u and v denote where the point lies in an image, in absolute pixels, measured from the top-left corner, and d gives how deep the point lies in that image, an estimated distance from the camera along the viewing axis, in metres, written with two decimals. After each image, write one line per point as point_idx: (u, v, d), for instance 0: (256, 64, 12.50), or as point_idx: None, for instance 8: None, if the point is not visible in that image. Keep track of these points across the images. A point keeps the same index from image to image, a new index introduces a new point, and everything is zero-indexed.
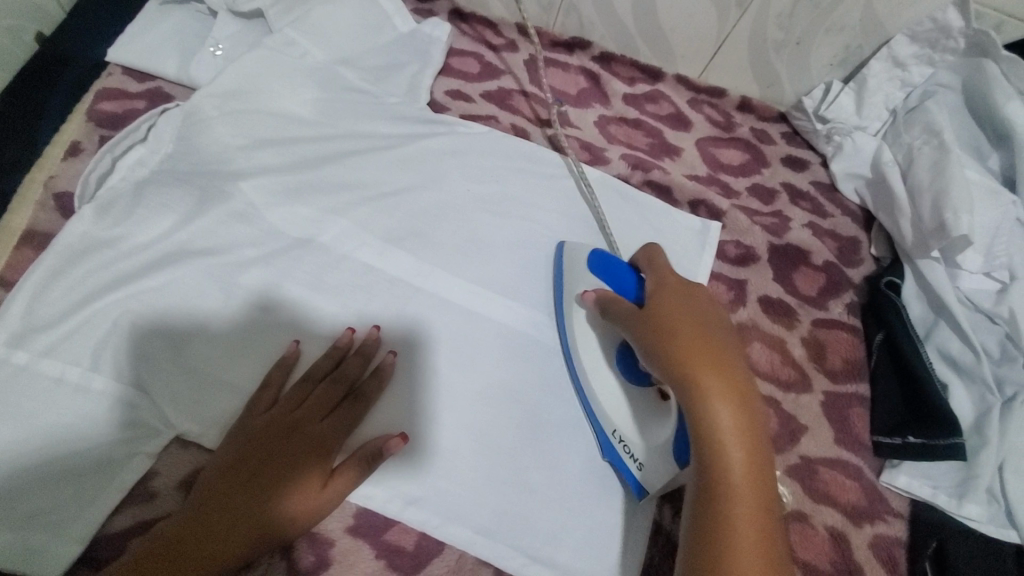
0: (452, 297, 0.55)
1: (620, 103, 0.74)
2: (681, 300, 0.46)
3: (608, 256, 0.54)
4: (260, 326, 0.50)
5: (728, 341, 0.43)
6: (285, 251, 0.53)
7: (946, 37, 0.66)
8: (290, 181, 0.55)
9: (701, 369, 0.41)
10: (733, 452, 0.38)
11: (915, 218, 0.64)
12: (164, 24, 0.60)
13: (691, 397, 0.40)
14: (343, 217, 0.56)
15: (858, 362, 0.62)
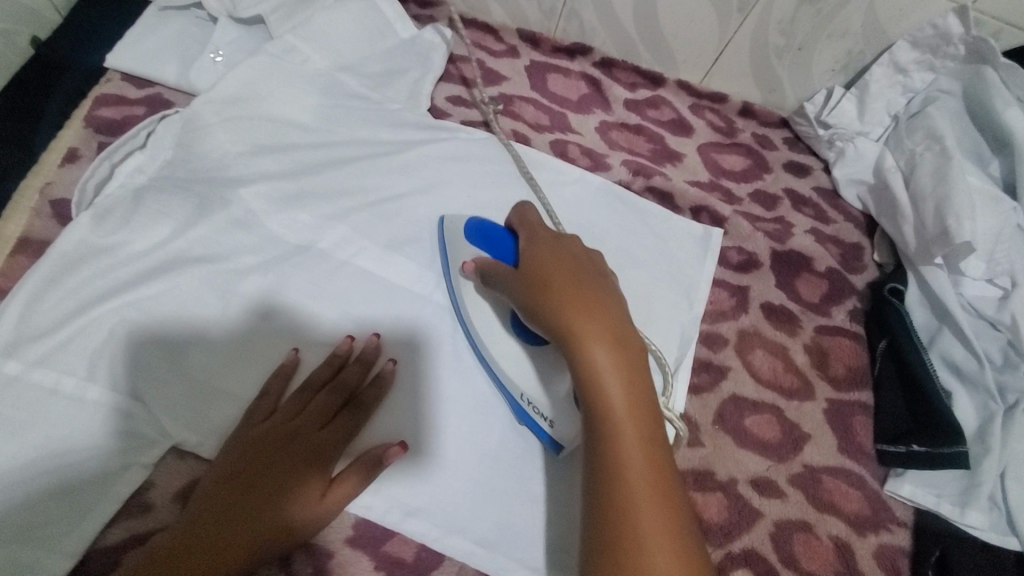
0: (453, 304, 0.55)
1: (622, 108, 0.74)
2: (558, 254, 0.48)
3: (484, 223, 0.55)
4: (259, 334, 0.50)
5: (600, 286, 0.46)
6: (283, 258, 0.52)
7: (946, 44, 0.66)
8: (289, 188, 0.55)
9: (574, 314, 0.43)
10: (611, 386, 0.40)
11: (917, 224, 0.64)
12: (164, 31, 0.60)
13: (568, 341, 0.42)
14: (342, 224, 0.55)
15: (861, 369, 0.62)
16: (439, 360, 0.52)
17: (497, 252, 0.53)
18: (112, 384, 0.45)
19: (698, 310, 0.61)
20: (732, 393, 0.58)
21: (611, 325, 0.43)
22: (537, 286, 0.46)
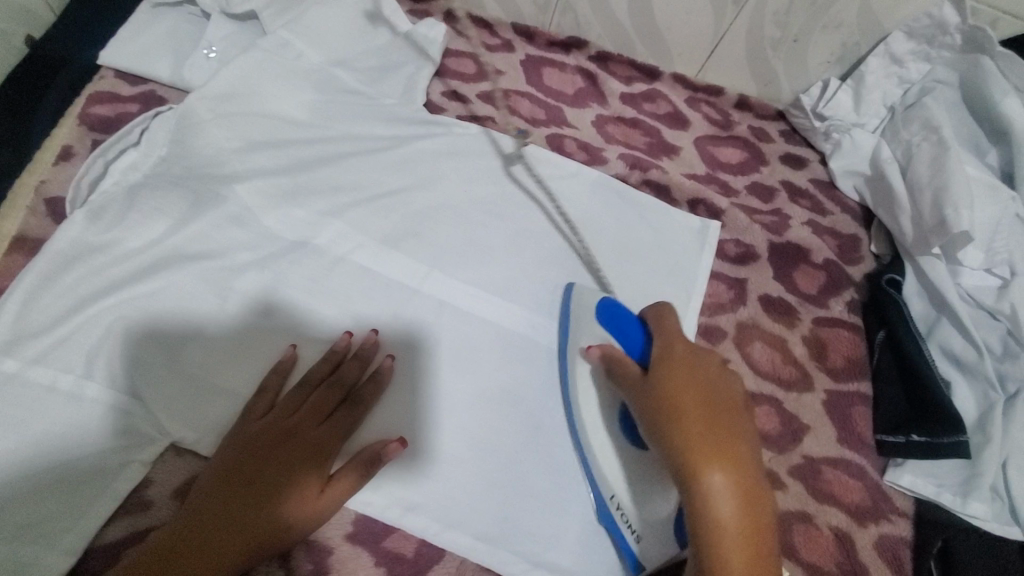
0: (451, 298, 0.55)
1: (617, 102, 0.73)
2: (686, 372, 0.44)
3: (615, 306, 0.52)
4: (256, 331, 0.49)
5: (731, 420, 0.41)
6: (280, 255, 0.52)
7: (942, 33, 0.66)
8: (285, 185, 0.55)
9: (707, 462, 0.39)
10: (732, 546, 0.37)
11: (915, 215, 0.63)
12: (157, 27, 0.59)
13: (687, 477, 0.39)
14: (340, 220, 0.55)
15: (859, 360, 0.62)
16: (439, 356, 0.52)
17: (621, 337, 0.50)
18: (109, 383, 0.45)
19: (696, 303, 0.61)
20: None
21: (738, 467, 0.39)
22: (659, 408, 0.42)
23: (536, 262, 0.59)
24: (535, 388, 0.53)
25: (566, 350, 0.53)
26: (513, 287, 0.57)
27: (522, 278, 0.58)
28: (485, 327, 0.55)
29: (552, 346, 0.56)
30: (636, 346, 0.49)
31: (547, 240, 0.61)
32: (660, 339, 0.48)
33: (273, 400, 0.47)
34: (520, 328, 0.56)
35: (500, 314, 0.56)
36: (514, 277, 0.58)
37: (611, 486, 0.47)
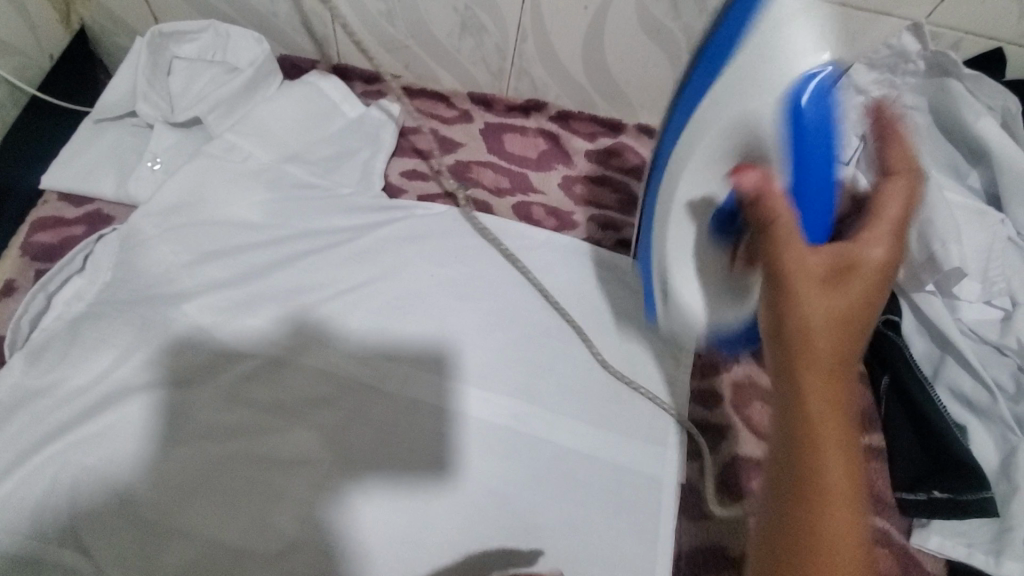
0: (426, 397, 0.52)
1: (583, 161, 0.71)
2: (833, 305, 0.44)
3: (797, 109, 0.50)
4: (211, 463, 0.46)
5: (847, 354, 0.43)
6: (250, 375, 0.49)
7: (904, 62, 0.64)
8: (243, 294, 0.52)
9: (808, 362, 0.42)
10: (834, 450, 0.39)
11: None
12: (99, 144, 0.58)
13: (800, 402, 0.41)
14: (303, 323, 0.52)
15: (866, 411, 0.58)
16: (421, 459, 0.49)
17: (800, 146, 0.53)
18: (70, 534, 0.42)
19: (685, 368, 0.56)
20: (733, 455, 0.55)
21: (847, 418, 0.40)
22: (782, 284, 0.44)
23: (515, 341, 0.56)
24: (520, 484, 0.50)
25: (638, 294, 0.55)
26: (490, 374, 0.54)
27: (499, 363, 0.54)
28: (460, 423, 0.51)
29: (539, 435, 0.52)
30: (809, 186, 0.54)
31: (522, 317, 0.57)
32: (868, 245, 0.48)
33: (242, 535, 0.45)
34: (500, 421, 0.52)
35: (477, 406, 0.52)
36: (491, 363, 0.54)
37: (640, 466, 0.52)
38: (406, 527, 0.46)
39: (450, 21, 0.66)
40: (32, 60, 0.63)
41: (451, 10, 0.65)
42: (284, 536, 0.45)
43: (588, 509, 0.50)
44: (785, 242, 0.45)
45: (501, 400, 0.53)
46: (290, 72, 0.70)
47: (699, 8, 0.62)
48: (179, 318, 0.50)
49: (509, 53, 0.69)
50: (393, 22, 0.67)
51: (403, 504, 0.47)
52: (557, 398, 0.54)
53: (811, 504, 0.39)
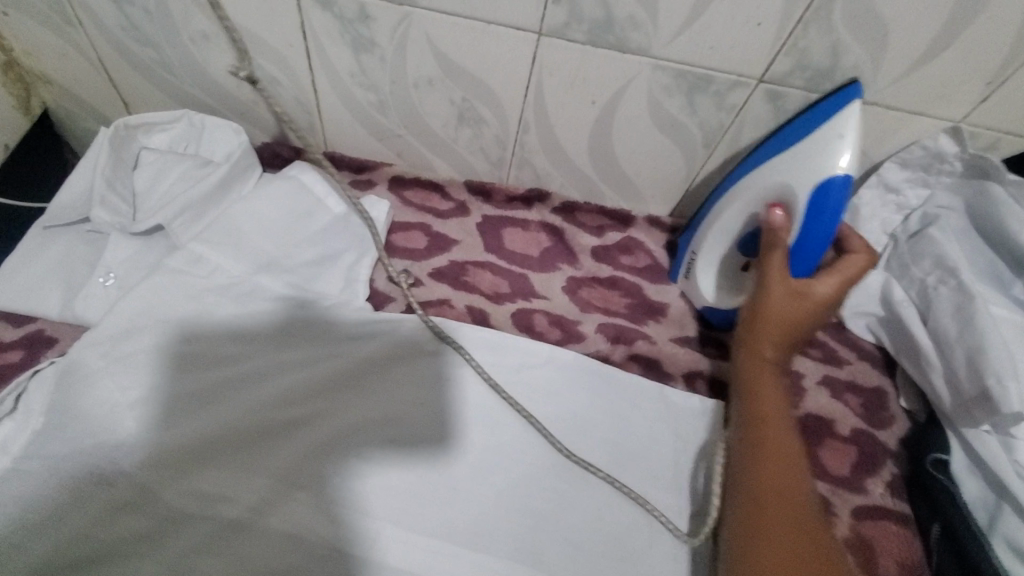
0: (412, 561, 0.45)
1: (590, 259, 0.66)
2: (786, 337, 0.51)
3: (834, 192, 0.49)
4: None
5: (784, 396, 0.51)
6: (209, 542, 0.43)
7: (939, 162, 0.59)
8: (199, 437, 0.45)
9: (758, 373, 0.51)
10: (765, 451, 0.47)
11: (948, 374, 0.54)
12: (47, 254, 0.51)
13: (758, 444, 0.48)
14: (268, 470, 0.46)
15: (915, 564, 0.51)
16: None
17: (808, 225, 0.51)
18: None
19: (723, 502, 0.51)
20: None
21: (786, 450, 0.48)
22: (759, 326, 0.52)
23: (515, 486, 0.49)
24: None
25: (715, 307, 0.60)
26: (485, 530, 0.47)
27: (499, 516, 0.48)
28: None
29: None
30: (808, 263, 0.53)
31: (523, 455, 0.51)
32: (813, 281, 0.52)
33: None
34: None
35: (469, 572, 0.45)
36: (490, 516, 0.47)
37: None
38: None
39: (446, 112, 0.61)
40: None
41: (447, 102, 0.60)
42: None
43: None
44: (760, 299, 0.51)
45: (497, 565, 0.46)
46: (273, 162, 0.65)
47: (717, 105, 0.57)
48: (126, 472, 0.43)
49: (510, 144, 0.64)
50: (385, 112, 0.62)
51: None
52: (562, 560, 0.46)
53: (760, 532, 0.44)
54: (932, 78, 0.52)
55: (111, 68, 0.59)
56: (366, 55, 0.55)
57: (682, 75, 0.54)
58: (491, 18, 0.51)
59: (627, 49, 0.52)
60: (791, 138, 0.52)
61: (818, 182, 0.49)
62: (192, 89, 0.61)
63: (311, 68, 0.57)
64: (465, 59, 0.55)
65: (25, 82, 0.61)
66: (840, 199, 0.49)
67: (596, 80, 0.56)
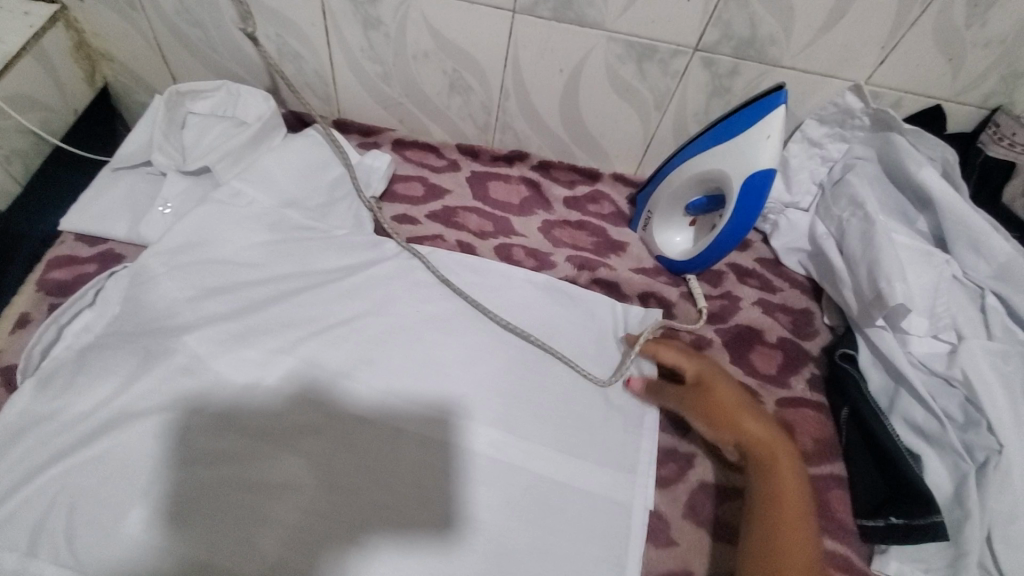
0: (405, 425, 0.54)
1: (562, 207, 0.77)
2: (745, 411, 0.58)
3: (758, 190, 0.59)
4: (204, 485, 0.48)
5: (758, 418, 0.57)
6: (244, 401, 0.53)
7: (850, 118, 0.71)
8: (264, 330, 0.57)
9: (734, 420, 0.57)
10: (786, 463, 0.54)
11: (856, 288, 0.65)
12: (115, 190, 0.64)
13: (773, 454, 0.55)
14: (325, 360, 0.56)
15: (828, 440, 0.61)
16: (426, 498, 0.51)
17: (739, 210, 0.61)
18: (61, 546, 0.45)
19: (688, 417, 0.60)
20: (699, 481, 0.58)
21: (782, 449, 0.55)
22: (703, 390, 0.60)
23: (495, 373, 0.58)
24: (501, 513, 0.51)
25: (667, 256, 0.72)
26: (494, 412, 0.56)
27: (484, 394, 0.56)
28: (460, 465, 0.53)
29: (514, 463, 0.54)
30: (733, 237, 0.64)
31: (526, 354, 0.61)
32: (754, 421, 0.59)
33: (237, 561, 0.46)
34: (484, 451, 0.54)
35: (483, 445, 0.54)
36: (476, 388, 0.56)
37: (601, 488, 0.55)
38: (408, 557, 0.48)
39: (440, 81, 0.73)
40: (58, 114, 0.69)
41: (441, 72, 0.72)
42: (265, 557, 0.47)
43: (558, 535, 0.52)
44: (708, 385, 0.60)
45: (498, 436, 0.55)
46: (293, 126, 0.77)
47: (662, 71, 0.69)
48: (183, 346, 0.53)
49: (494, 109, 0.76)
50: (389, 82, 0.74)
51: (408, 546, 0.48)
52: (542, 430, 0.56)
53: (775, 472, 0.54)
54: (835, 43, 0.64)
55: (164, 46, 0.72)
56: (374, 32, 0.68)
57: (632, 45, 0.66)
58: None
59: (585, 23, 0.64)
60: (722, 136, 0.61)
61: (747, 177, 0.59)
62: (230, 64, 0.73)
63: (329, 44, 0.69)
64: (453, 34, 0.67)
65: (92, 59, 0.73)
66: (766, 190, 0.59)
67: (562, 51, 0.68)
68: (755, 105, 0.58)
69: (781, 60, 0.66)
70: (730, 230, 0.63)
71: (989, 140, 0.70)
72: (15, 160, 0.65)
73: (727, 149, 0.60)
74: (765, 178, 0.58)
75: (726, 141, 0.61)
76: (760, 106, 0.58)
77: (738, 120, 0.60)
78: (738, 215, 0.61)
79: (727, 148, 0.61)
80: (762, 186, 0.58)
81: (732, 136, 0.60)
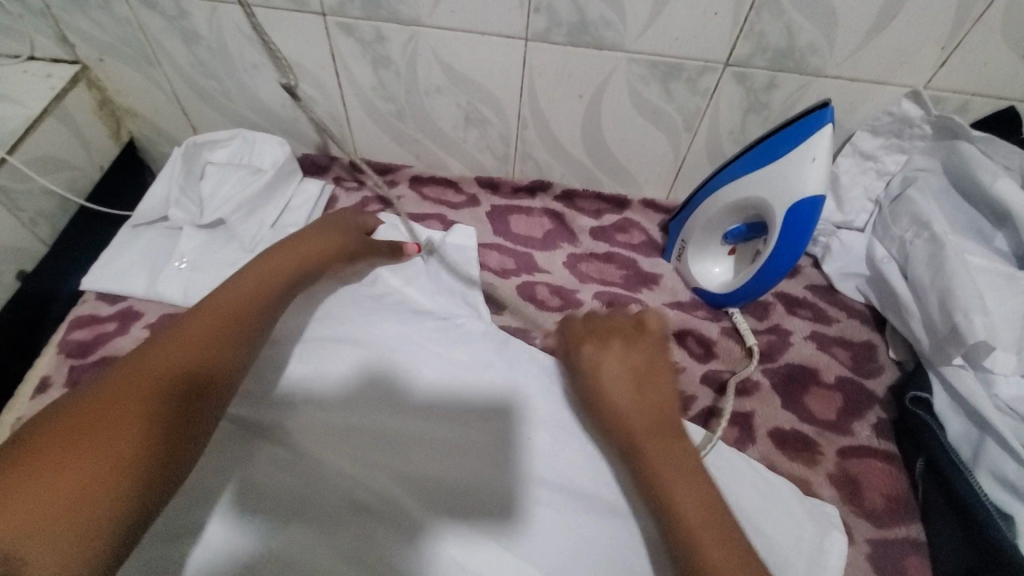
0: (440, 399, 0.53)
1: (588, 239, 0.73)
2: (681, 460, 0.46)
3: (804, 219, 0.52)
4: (241, 466, 0.46)
5: (681, 451, 0.47)
6: (267, 389, 0.51)
7: (908, 127, 0.63)
8: (270, 415, 0.49)
9: (650, 441, 0.47)
10: (677, 481, 0.44)
11: (926, 320, 0.58)
12: (136, 246, 0.65)
13: (643, 454, 0.47)
14: (332, 451, 0.48)
15: (901, 497, 0.54)
16: (485, 480, 0.48)
17: (784, 240, 0.55)
18: None
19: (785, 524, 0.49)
20: None
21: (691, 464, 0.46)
22: (641, 384, 0.51)
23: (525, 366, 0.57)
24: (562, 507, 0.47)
25: (706, 291, 0.66)
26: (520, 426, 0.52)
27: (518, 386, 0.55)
28: (490, 486, 0.48)
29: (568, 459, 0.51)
30: (777, 271, 0.57)
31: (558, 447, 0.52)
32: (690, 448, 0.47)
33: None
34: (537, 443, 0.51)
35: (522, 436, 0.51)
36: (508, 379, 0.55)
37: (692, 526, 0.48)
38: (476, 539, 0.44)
39: (454, 115, 0.71)
40: (83, 172, 0.71)
41: (455, 106, 0.69)
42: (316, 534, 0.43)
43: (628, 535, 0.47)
44: (603, 365, 0.52)
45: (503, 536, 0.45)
46: (311, 170, 0.76)
47: (690, 90, 0.63)
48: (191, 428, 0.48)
49: (513, 140, 0.73)
50: (404, 120, 0.72)
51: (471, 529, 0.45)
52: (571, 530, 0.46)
53: (666, 486, 0.44)
54: (887, 47, 0.57)
55: (183, 98, 0.72)
56: (384, 70, 0.66)
57: (655, 65, 0.61)
58: (483, 28, 0.60)
59: (603, 45, 0.60)
60: (763, 159, 0.55)
61: (792, 205, 0.53)
62: (247, 112, 0.73)
63: (340, 85, 0.68)
64: (465, 67, 0.64)
65: (116, 115, 0.75)
66: (814, 220, 0.52)
67: (581, 76, 0.64)
68: (798, 124, 0.52)
69: (824, 69, 0.60)
70: (775, 262, 0.56)
71: None
72: (41, 221, 0.66)
73: (769, 173, 0.55)
74: (813, 206, 0.51)
75: (766, 164, 0.55)
76: (803, 124, 0.52)
77: (779, 140, 0.54)
78: (783, 246, 0.55)
79: (768, 172, 0.55)
80: (810, 214, 0.52)
81: (774, 159, 0.54)
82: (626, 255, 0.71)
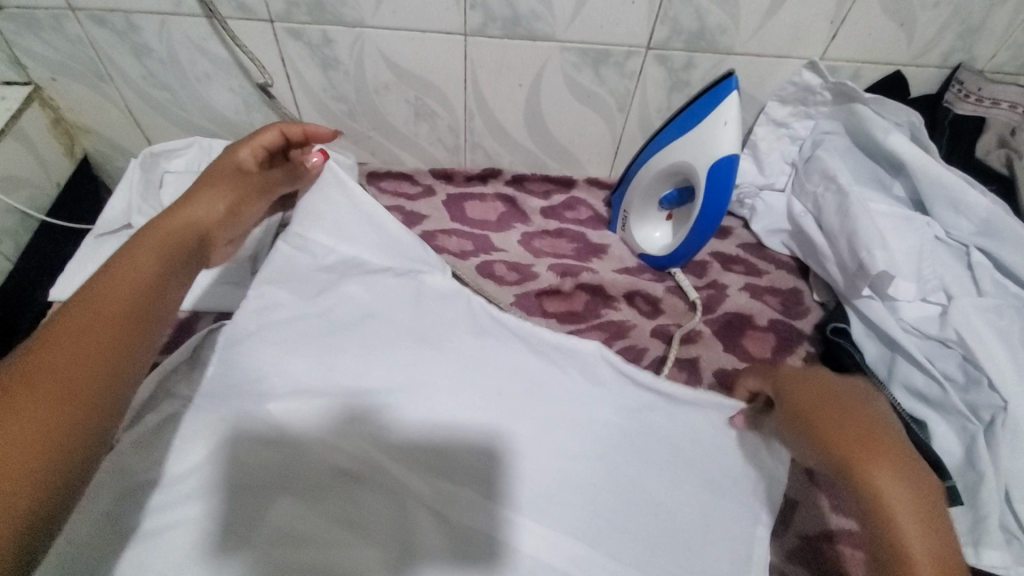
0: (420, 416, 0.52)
1: (539, 218, 0.78)
2: (915, 482, 0.39)
3: (722, 175, 0.59)
4: (237, 484, 0.47)
5: (910, 478, 0.40)
6: (227, 413, 0.49)
7: (811, 95, 0.71)
8: (243, 433, 0.49)
9: (872, 462, 0.41)
10: (905, 522, 0.38)
11: (840, 261, 0.65)
12: (100, 256, 0.66)
13: (857, 474, 0.41)
14: (318, 449, 0.51)
15: None
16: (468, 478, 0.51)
17: (709, 197, 0.61)
18: None
19: None
20: None
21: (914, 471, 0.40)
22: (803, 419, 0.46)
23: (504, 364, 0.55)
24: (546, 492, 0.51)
25: (652, 255, 0.72)
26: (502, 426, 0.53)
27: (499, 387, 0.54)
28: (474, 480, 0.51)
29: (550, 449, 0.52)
30: (707, 227, 0.64)
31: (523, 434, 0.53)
32: (891, 480, 0.40)
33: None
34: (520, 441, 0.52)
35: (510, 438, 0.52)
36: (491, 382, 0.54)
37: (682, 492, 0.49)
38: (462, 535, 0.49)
39: (405, 111, 0.75)
40: (42, 190, 0.71)
41: (405, 102, 0.73)
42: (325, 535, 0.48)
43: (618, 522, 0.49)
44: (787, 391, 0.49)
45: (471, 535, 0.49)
46: None
47: (619, 73, 0.70)
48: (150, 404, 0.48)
49: (462, 131, 0.78)
50: (356, 118, 0.76)
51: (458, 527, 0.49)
52: (535, 478, 0.51)
53: (886, 523, 0.38)
54: (784, 25, 0.64)
55: (137, 112, 0.74)
56: (334, 71, 0.69)
57: (585, 52, 0.67)
58: (425, 27, 0.64)
59: (537, 36, 0.66)
60: (685, 127, 0.62)
61: (712, 164, 0.59)
62: (201, 120, 0.75)
63: (292, 88, 0.71)
64: (410, 64, 0.69)
65: (70, 133, 0.76)
66: (731, 175, 0.59)
67: (518, 66, 0.69)
68: (709, 92, 0.59)
69: (733, 47, 0.67)
70: (704, 218, 0.63)
71: (955, 99, 0.70)
72: (3, 239, 0.67)
73: (691, 138, 0.61)
74: (729, 163, 0.58)
75: (688, 131, 0.61)
76: (714, 92, 0.58)
77: (697, 109, 0.60)
78: (709, 203, 0.61)
79: (691, 137, 0.61)
80: (727, 171, 0.59)
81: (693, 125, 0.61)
82: (575, 230, 0.77)
